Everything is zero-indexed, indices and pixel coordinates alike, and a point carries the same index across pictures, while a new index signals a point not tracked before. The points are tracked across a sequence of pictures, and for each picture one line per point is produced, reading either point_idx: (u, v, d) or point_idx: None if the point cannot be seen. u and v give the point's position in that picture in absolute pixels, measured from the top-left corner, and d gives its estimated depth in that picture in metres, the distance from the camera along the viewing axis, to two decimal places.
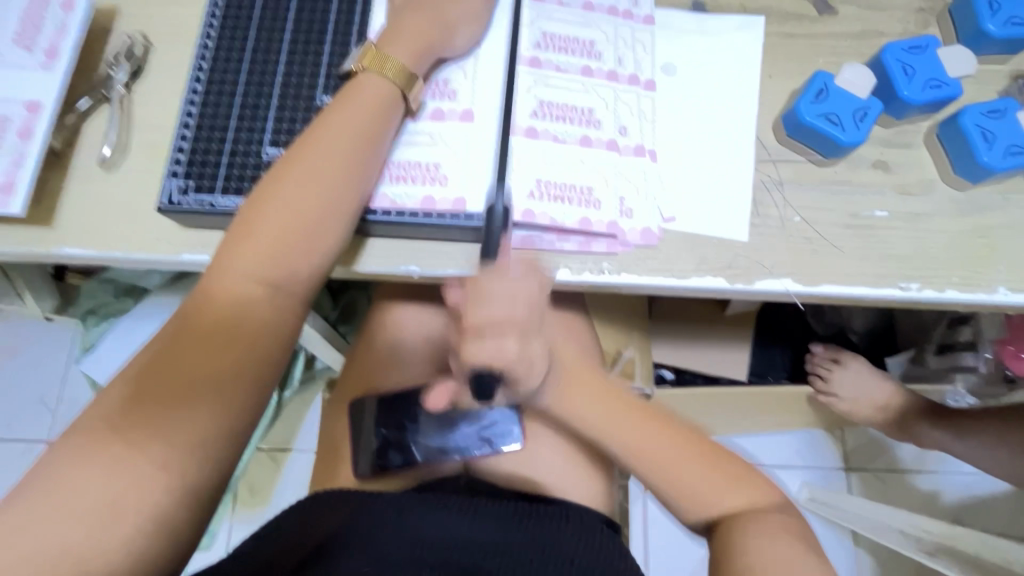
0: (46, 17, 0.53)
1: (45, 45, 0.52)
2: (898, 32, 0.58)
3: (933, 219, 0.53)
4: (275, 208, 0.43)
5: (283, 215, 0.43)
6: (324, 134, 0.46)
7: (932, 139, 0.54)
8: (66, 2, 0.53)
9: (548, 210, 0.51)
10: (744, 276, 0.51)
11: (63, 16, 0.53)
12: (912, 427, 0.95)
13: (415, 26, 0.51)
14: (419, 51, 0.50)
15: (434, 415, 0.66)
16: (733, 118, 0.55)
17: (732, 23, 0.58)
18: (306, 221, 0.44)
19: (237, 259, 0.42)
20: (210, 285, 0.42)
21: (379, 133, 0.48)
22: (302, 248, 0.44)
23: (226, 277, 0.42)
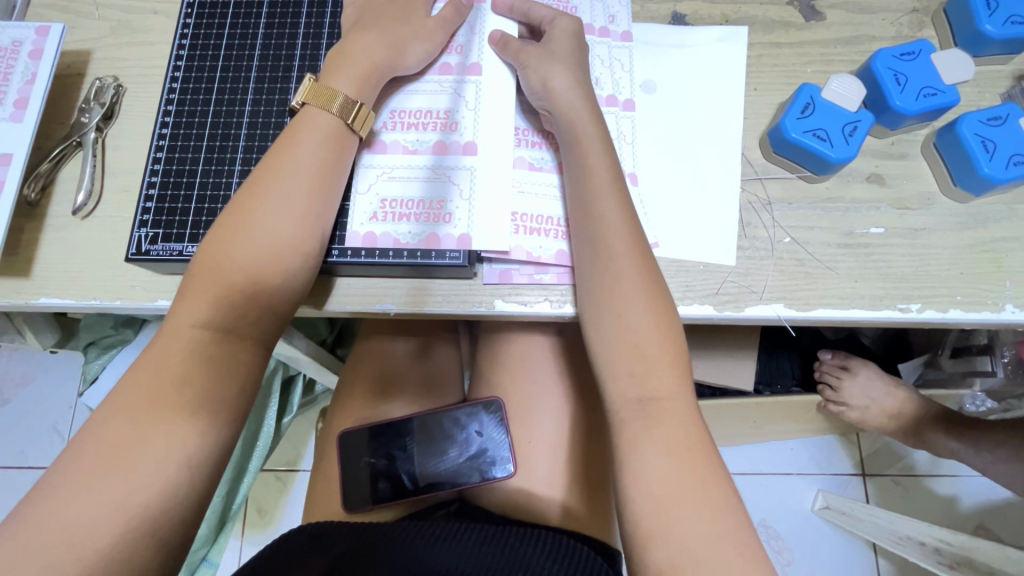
0: (16, 67, 0.53)
1: (14, 96, 0.52)
2: (890, 36, 0.55)
3: (933, 234, 0.50)
4: (236, 254, 0.42)
5: (231, 262, 0.42)
6: (272, 175, 0.45)
7: (930, 149, 0.51)
8: (35, 51, 0.53)
9: (524, 243, 0.50)
10: (732, 303, 0.49)
11: (32, 65, 0.53)
12: (926, 435, 0.92)
13: (364, 49, 0.49)
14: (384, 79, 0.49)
15: (424, 446, 0.66)
16: (716, 135, 0.53)
17: (713, 34, 0.55)
18: (254, 267, 0.42)
19: (193, 310, 0.41)
20: (163, 335, 0.40)
21: (336, 168, 0.47)
22: (250, 295, 0.42)
23: (179, 328, 0.40)
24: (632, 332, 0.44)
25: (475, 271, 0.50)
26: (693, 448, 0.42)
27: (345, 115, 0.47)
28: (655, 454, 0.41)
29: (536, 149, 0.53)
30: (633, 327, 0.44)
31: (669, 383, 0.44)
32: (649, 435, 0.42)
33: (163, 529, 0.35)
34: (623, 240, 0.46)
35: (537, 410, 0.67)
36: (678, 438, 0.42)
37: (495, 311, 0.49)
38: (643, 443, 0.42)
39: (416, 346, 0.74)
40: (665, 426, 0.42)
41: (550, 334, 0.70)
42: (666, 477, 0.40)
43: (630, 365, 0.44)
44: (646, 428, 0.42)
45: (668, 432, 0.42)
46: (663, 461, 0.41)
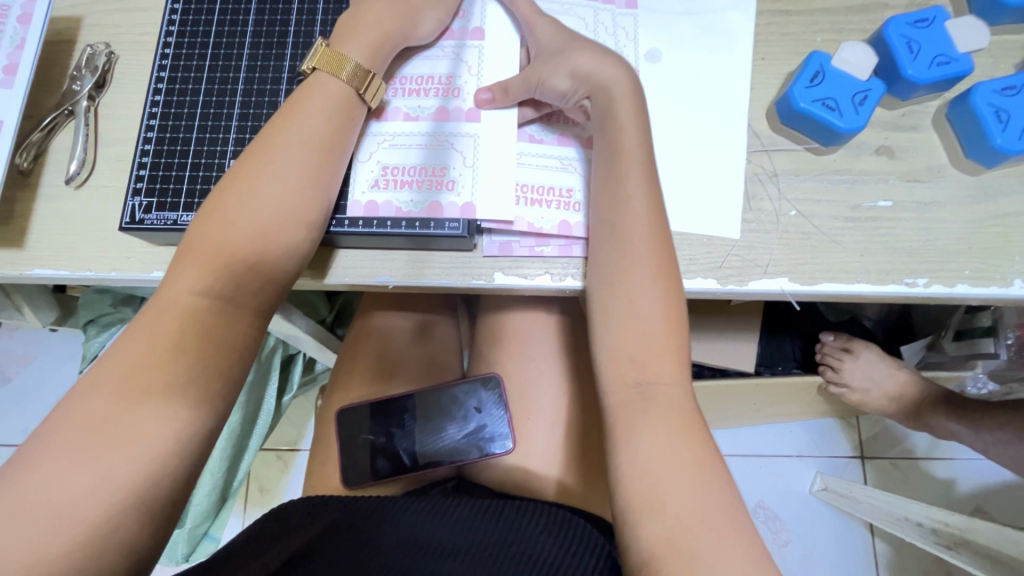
0: (4, 32, 0.52)
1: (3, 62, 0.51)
2: (904, 4, 0.54)
3: (942, 207, 0.49)
4: (233, 219, 0.41)
5: (231, 229, 0.41)
6: (276, 141, 0.43)
7: (942, 120, 0.50)
8: (24, 15, 0.52)
9: (524, 215, 0.49)
10: (736, 277, 0.48)
11: (21, 30, 0.52)
12: (927, 418, 0.91)
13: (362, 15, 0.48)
14: (384, 44, 0.47)
15: (425, 422, 0.66)
16: (724, 106, 0.52)
17: (722, 2, 0.54)
18: (254, 236, 0.41)
19: (186, 274, 0.40)
20: (162, 300, 0.40)
21: (338, 135, 0.45)
22: (247, 264, 0.41)
23: (177, 294, 0.39)
24: (640, 306, 0.44)
25: (475, 243, 0.49)
26: (689, 429, 0.42)
27: (358, 84, 0.46)
28: (654, 435, 0.41)
29: (535, 121, 0.51)
30: (641, 307, 0.44)
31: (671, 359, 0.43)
32: (651, 417, 0.42)
33: (159, 494, 0.35)
34: (635, 213, 0.45)
35: (536, 387, 0.66)
36: (674, 424, 0.41)
37: (495, 283, 0.49)
38: (642, 420, 0.42)
39: (416, 323, 0.74)
40: (663, 409, 0.42)
41: (553, 311, 0.70)
42: (665, 458, 0.40)
43: (636, 339, 0.43)
44: (645, 412, 0.42)
45: (666, 415, 0.42)
46: (662, 440, 0.41)
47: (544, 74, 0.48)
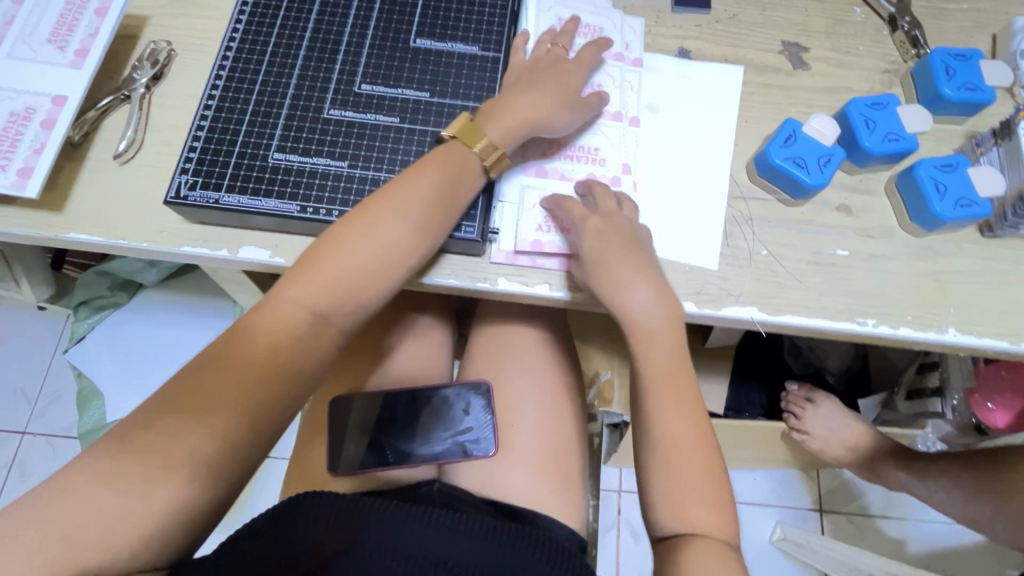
0: (80, 20, 0.57)
1: (76, 46, 0.56)
2: (865, 89, 0.64)
3: (890, 260, 0.57)
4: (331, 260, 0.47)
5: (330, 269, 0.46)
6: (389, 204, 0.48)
7: (892, 187, 0.59)
8: (101, 8, 0.58)
9: (556, 238, 0.54)
10: (712, 303, 0.55)
11: (95, 20, 0.57)
12: (880, 468, 0.98)
13: (520, 107, 0.53)
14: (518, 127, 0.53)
15: (411, 419, 0.69)
16: (712, 152, 0.59)
17: (716, 72, 0.63)
18: (334, 292, 0.46)
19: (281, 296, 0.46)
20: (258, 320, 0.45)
21: (445, 195, 0.50)
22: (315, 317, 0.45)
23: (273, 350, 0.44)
24: (675, 434, 0.48)
25: (484, 249, 0.54)
26: (722, 527, 0.46)
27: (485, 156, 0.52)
28: (689, 483, 0.47)
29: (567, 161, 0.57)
30: (673, 403, 0.49)
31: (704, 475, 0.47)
32: (674, 377, 0.49)
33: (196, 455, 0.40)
34: (673, 356, 0.50)
35: (522, 398, 0.71)
36: (704, 449, 0.48)
37: (499, 288, 0.54)
38: (693, 527, 0.46)
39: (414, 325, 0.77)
40: (698, 481, 0.47)
41: (543, 328, 0.76)
42: (694, 453, 0.48)
43: (673, 445, 0.48)
44: (680, 462, 0.47)
45: (700, 463, 0.47)
46: (705, 537, 0.45)
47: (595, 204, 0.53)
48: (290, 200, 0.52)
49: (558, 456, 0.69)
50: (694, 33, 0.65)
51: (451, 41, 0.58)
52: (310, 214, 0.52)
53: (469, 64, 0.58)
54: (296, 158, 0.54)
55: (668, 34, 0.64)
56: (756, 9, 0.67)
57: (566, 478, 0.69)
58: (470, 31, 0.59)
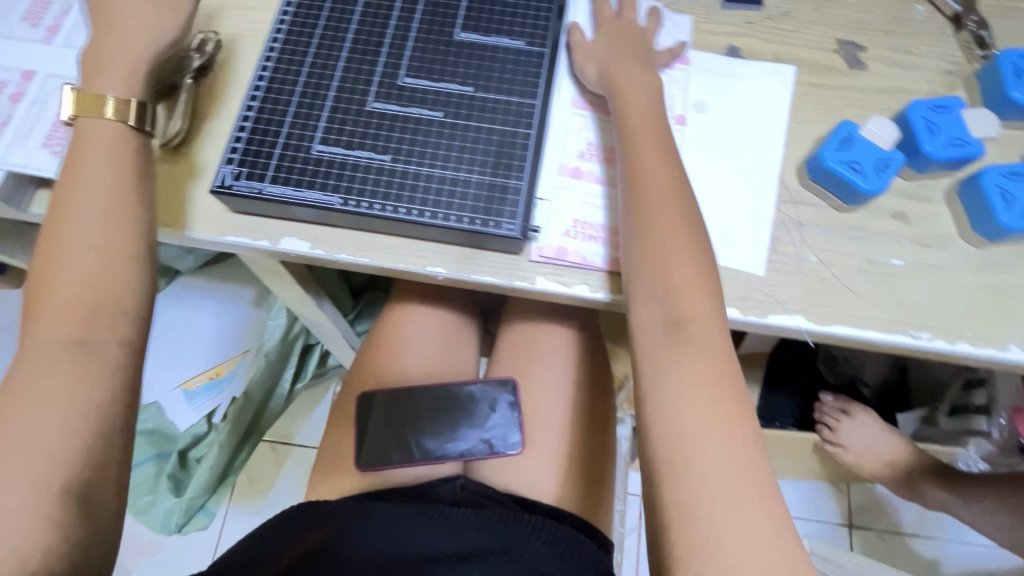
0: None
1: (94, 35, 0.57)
2: (925, 91, 0.61)
3: (949, 271, 0.54)
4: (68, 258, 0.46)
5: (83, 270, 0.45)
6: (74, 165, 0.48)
7: (953, 195, 0.56)
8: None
9: (580, 247, 0.53)
10: (757, 310, 0.53)
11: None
12: (919, 487, 0.94)
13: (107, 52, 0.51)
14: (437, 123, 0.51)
15: (439, 415, 0.69)
16: (760, 153, 0.58)
17: (766, 72, 0.61)
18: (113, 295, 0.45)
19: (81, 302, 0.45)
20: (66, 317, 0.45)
21: (128, 179, 0.49)
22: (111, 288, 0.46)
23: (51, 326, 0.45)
24: (670, 270, 0.47)
25: (523, 247, 0.53)
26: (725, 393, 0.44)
27: (126, 117, 0.49)
28: (682, 373, 0.44)
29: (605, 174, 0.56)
30: (673, 275, 0.47)
31: (702, 314, 0.46)
32: (683, 285, 0.46)
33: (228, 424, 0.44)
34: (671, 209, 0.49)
35: (552, 398, 0.70)
36: (707, 354, 0.45)
37: (537, 287, 0.53)
38: (674, 369, 0.44)
39: (445, 322, 0.77)
40: (698, 351, 0.45)
41: (575, 330, 0.75)
42: (694, 312, 0.46)
43: (664, 302, 0.47)
44: (678, 354, 0.45)
45: (708, 345, 0.45)
46: (685, 387, 0.44)
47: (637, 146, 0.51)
48: (332, 193, 0.52)
49: (588, 459, 0.69)
50: (744, 30, 0.63)
51: (496, 35, 0.57)
52: (351, 207, 0.52)
53: (513, 58, 0.57)
54: (338, 150, 0.54)
55: (717, 31, 0.62)
56: (810, 6, 0.64)
57: (594, 483, 0.68)
58: (515, 25, 0.58)
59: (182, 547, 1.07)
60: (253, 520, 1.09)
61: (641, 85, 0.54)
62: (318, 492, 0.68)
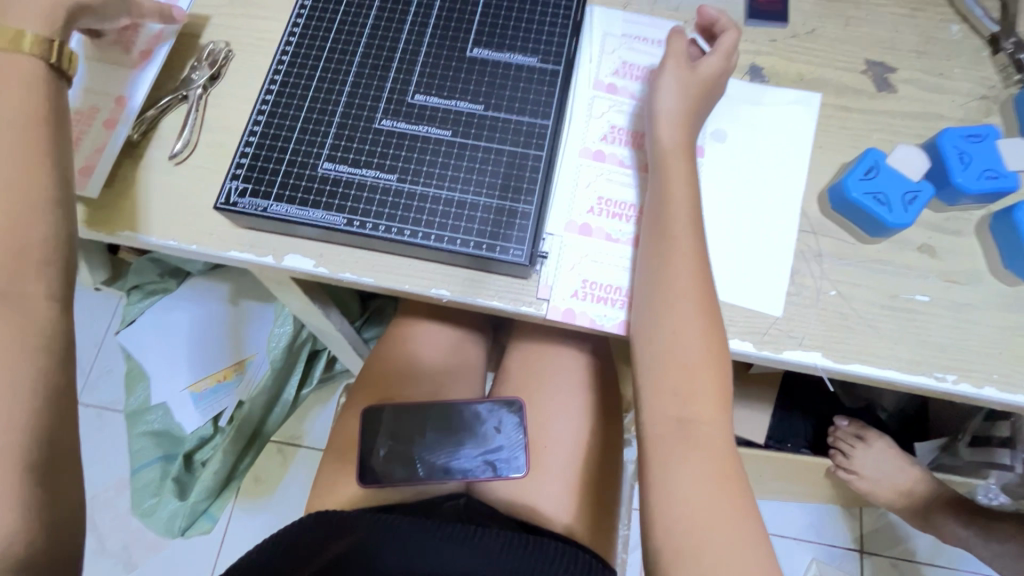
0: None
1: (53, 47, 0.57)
2: (958, 117, 0.58)
3: (976, 309, 0.51)
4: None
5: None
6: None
7: (984, 229, 0.53)
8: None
9: (588, 310, 0.51)
10: (772, 345, 0.51)
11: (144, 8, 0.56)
12: (935, 519, 0.91)
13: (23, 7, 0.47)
14: None
15: (442, 435, 0.67)
16: (780, 179, 0.55)
17: (789, 95, 0.58)
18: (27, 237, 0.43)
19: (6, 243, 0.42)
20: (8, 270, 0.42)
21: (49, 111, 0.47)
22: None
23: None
24: (680, 348, 0.46)
25: (531, 273, 0.52)
26: (727, 478, 0.44)
27: (48, 53, 0.48)
28: (688, 472, 0.44)
29: (616, 221, 0.54)
30: (682, 343, 0.46)
31: (711, 407, 0.45)
32: (695, 351, 0.46)
33: None
34: (689, 270, 0.47)
35: (557, 421, 0.70)
36: (713, 451, 0.44)
37: (543, 313, 0.51)
38: (682, 457, 0.44)
39: (450, 339, 0.76)
40: (704, 452, 0.44)
41: (583, 351, 0.73)
42: (703, 412, 0.45)
43: (677, 378, 0.46)
44: (686, 451, 0.44)
45: (713, 417, 0.45)
46: (697, 482, 0.43)
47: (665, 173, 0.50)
48: (337, 213, 0.51)
49: (591, 485, 0.68)
50: (768, 48, 0.60)
51: (509, 51, 0.56)
52: (356, 228, 0.51)
53: (526, 76, 0.55)
54: (344, 168, 0.53)
55: (739, 49, 0.60)
56: (838, 24, 0.61)
57: (597, 509, 0.67)
58: (528, 42, 0.56)
59: (188, 544, 1.08)
60: (257, 521, 1.10)
61: (679, 138, 0.51)
62: (318, 506, 0.68)
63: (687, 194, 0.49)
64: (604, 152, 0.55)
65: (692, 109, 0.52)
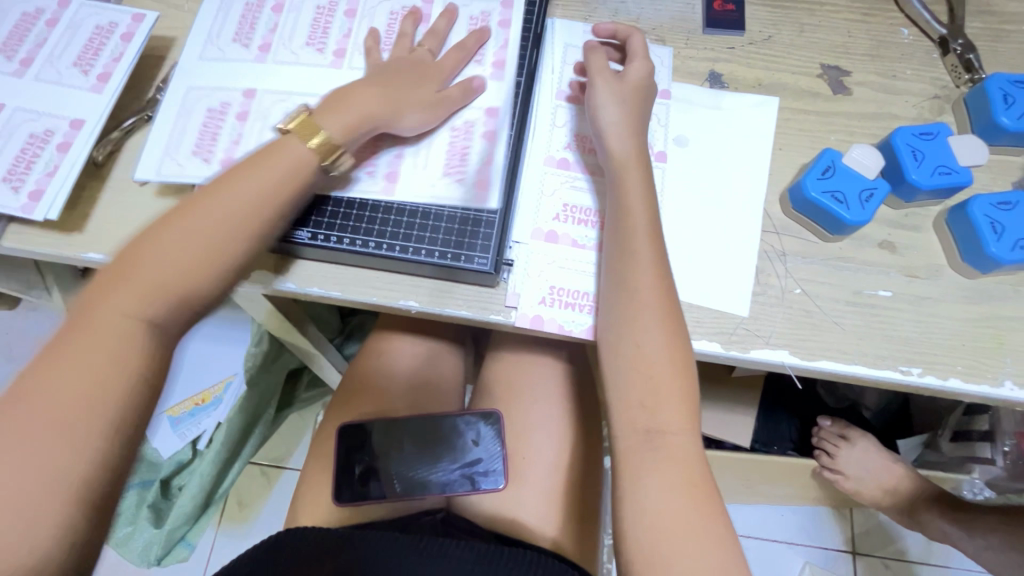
0: (260, 18, 0.60)
1: (221, 155, 0.54)
2: (912, 116, 0.60)
3: (938, 302, 0.52)
4: (189, 265, 0.40)
5: (170, 264, 0.39)
6: (347, 102, 0.48)
7: (941, 224, 0.54)
8: (339, 50, 0.59)
9: (556, 316, 0.51)
10: (739, 345, 0.51)
11: (244, 103, 0.56)
12: (921, 516, 0.91)
13: (362, 99, 0.49)
14: (357, 123, 0.48)
15: (420, 450, 0.66)
16: (743, 182, 0.56)
17: (748, 100, 0.60)
18: (170, 291, 0.39)
19: (111, 300, 0.38)
20: (88, 322, 0.37)
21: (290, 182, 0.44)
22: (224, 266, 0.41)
23: (106, 303, 0.38)
24: (647, 353, 0.46)
25: (499, 281, 0.52)
26: (695, 483, 0.44)
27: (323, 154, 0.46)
28: (656, 481, 0.44)
29: (582, 227, 0.54)
30: (648, 351, 0.46)
31: (677, 414, 0.45)
32: (661, 356, 0.46)
33: None
34: (650, 275, 0.48)
35: (536, 430, 0.69)
36: (682, 458, 0.44)
37: (511, 320, 0.51)
38: (649, 464, 0.44)
39: (426, 351, 0.76)
40: (672, 460, 0.44)
41: (560, 360, 0.73)
42: (669, 422, 0.45)
43: (643, 384, 0.46)
44: (653, 459, 0.44)
45: (677, 419, 0.45)
46: (665, 489, 0.43)
47: (618, 178, 0.51)
48: (300, 227, 0.51)
49: (572, 494, 0.67)
50: (726, 55, 0.62)
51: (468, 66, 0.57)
52: (319, 243, 0.51)
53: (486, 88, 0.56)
54: None
55: (698, 57, 0.62)
56: (793, 30, 0.63)
57: (579, 518, 0.66)
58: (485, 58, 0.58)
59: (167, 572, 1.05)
60: (237, 548, 1.07)
61: (633, 147, 0.51)
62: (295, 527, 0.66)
63: (642, 200, 0.50)
64: (568, 160, 0.56)
65: (636, 115, 0.53)
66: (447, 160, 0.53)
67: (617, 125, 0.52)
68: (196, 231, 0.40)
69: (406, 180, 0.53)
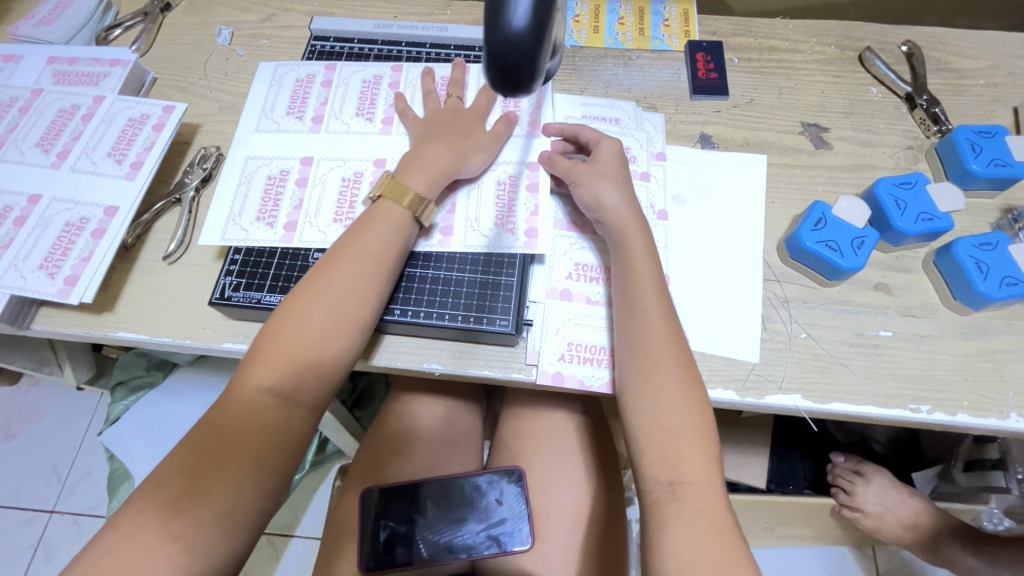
0: (311, 93, 0.65)
1: (283, 220, 0.58)
2: (890, 166, 0.64)
3: (936, 340, 0.55)
4: (314, 344, 0.48)
5: (297, 340, 0.47)
6: (423, 162, 0.56)
7: (931, 265, 0.58)
8: (386, 118, 0.63)
9: (576, 371, 0.53)
10: (754, 391, 0.53)
11: (302, 170, 0.60)
12: (945, 552, 0.90)
13: (434, 157, 0.56)
14: (436, 178, 0.55)
15: (443, 511, 0.65)
16: (740, 234, 0.60)
17: (737, 158, 0.64)
18: (301, 363, 0.47)
19: (259, 372, 0.47)
20: (238, 393, 0.46)
21: (390, 256, 0.52)
22: (333, 344, 0.48)
23: (243, 383, 0.46)
24: (664, 406, 0.48)
25: (519, 340, 0.54)
26: (720, 531, 0.44)
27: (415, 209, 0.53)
28: (680, 529, 0.44)
29: (594, 284, 0.57)
30: (666, 403, 0.48)
31: (699, 463, 0.47)
32: (679, 408, 0.48)
33: (214, 539, 0.41)
34: (661, 330, 0.50)
35: (555, 484, 0.70)
36: (707, 509, 0.45)
37: (532, 378, 0.53)
38: (674, 513, 0.45)
39: (443, 410, 0.77)
40: (695, 509, 0.45)
41: (576, 411, 0.74)
42: (692, 472, 0.46)
43: (663, 435, 0.48)
44: (678, 509, 0.45)
45: (698, 468, 0.47)
46: (692, 539, 0.44)
47: (623, 236, 0.54)
48: None
49: (597, 549, 0.66)
50: (714, 118, 0.67)
51: None
52: None
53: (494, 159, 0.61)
54: None
55: (688, 120, 0.67)
56: (772, 93, 0.69)
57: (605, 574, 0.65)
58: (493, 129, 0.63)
59: None
60: None
61: (632, 210, 0.55)
62: None
63: (646, 258, 0.53)
64: (575, 223, 0.60)
65: (625, 181, 0.57)
66: (495, 212, 0.58)
67: (616, 189, 0.56)
68: (323, 308, 0.48)
69: (460, 234, 0.56)
